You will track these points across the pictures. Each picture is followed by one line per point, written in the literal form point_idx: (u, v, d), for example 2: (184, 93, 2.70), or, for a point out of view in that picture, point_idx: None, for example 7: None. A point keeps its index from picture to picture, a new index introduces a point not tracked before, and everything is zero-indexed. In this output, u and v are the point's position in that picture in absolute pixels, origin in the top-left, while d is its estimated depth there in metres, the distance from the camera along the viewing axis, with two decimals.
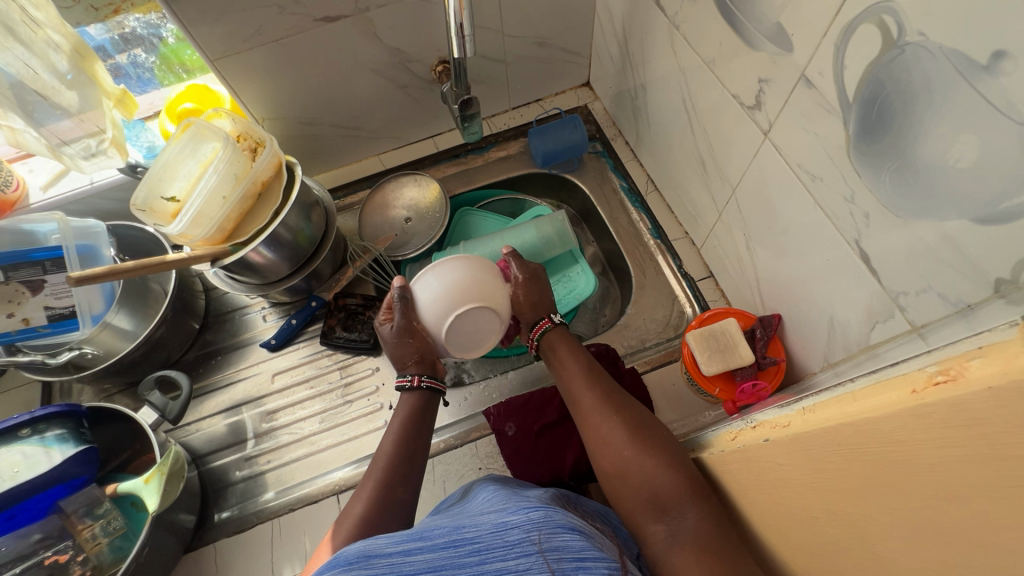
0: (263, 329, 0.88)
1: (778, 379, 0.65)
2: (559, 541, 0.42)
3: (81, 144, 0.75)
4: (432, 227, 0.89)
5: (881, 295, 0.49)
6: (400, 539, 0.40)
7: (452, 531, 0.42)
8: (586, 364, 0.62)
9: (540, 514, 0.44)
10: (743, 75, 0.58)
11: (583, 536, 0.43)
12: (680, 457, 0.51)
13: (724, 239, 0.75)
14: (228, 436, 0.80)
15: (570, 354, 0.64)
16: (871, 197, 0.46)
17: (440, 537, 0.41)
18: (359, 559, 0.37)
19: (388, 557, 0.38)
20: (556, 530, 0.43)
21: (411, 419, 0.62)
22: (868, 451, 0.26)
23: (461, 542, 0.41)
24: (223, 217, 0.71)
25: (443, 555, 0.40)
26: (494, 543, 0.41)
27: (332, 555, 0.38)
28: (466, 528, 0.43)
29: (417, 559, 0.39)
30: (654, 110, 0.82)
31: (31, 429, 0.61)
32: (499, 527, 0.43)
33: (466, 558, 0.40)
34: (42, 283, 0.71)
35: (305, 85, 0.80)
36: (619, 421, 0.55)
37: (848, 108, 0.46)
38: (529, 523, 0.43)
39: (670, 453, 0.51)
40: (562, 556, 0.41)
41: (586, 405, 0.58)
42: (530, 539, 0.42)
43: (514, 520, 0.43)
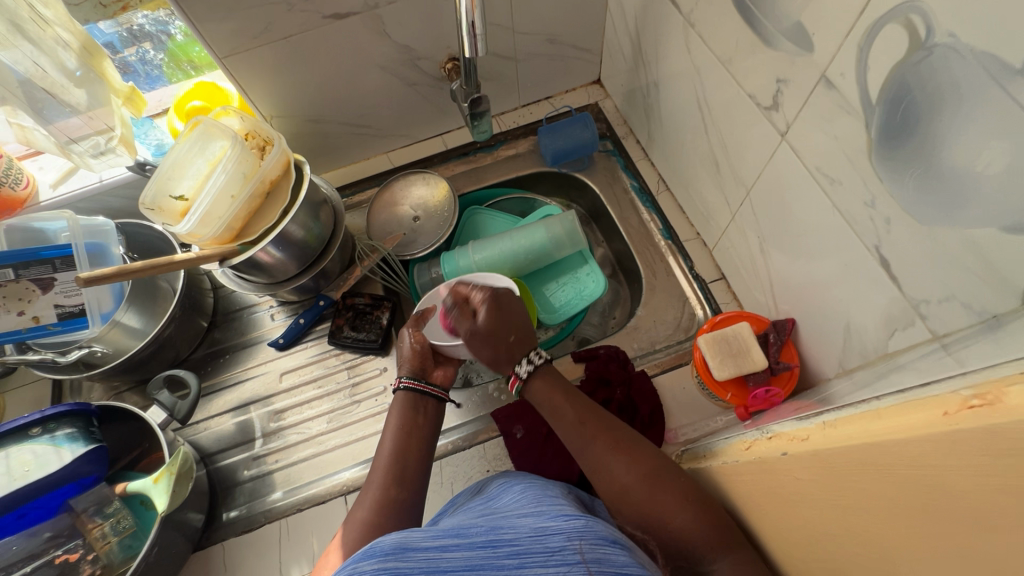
0: (271, 327, 0.88)
1: (791, 385, 0.64)
2: (600, 553, 0.41)
3: (90, 141, 0.75)
4: (440, 226, 0.88)
5: (901, 303, 0.48)
6: (437, 535, 0.40)
7: (490, 531, 0.42)
8: (584, 410, 0.58)
9: (583, 522, 0.43)
10: (759, 74, 0.57)
11: (625, 549, 0.42)
12: (701, 500, 0.49)
13: (737, 242, 0.74)
14: (236, 435, 0.80)
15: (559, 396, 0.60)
16: (893, 202, 0.45)
17: (478, 536, 0.41)
18: (396, 551, 0.37)
19: (425, 552, 0.38)
20: (598, 540, 0.42)
21: (408, 423, 0.60)
22: (894, 473, 0.25)
23: (500, 543, 0.40)
24: (232, 216, 0.70)
25: (479, 555, 0.39)
26: (533, 548, 0.40)
27: (369, 545, 0.38)
28: (504, 530, 0.42)
29: (455, 554, 0.39)
30: (666, 108, 0.81)
31: (42, 428, 0.61)
32: (539, 532, 0.42)
33: (504, 559, 0.39)
34: (51, 281, 0.71)
35: (314, 82, 0.79)
36: (630, 470, 0.53)
37: (870, 110, 0.44)
38: (571, 530, 0.42)
39: (692, 497, 0.49)
40: (603, 569, 0.40)
41: (592, 455, 0.55)
42: (572, 546, 0.41)
43: (556, 525, 0.42)
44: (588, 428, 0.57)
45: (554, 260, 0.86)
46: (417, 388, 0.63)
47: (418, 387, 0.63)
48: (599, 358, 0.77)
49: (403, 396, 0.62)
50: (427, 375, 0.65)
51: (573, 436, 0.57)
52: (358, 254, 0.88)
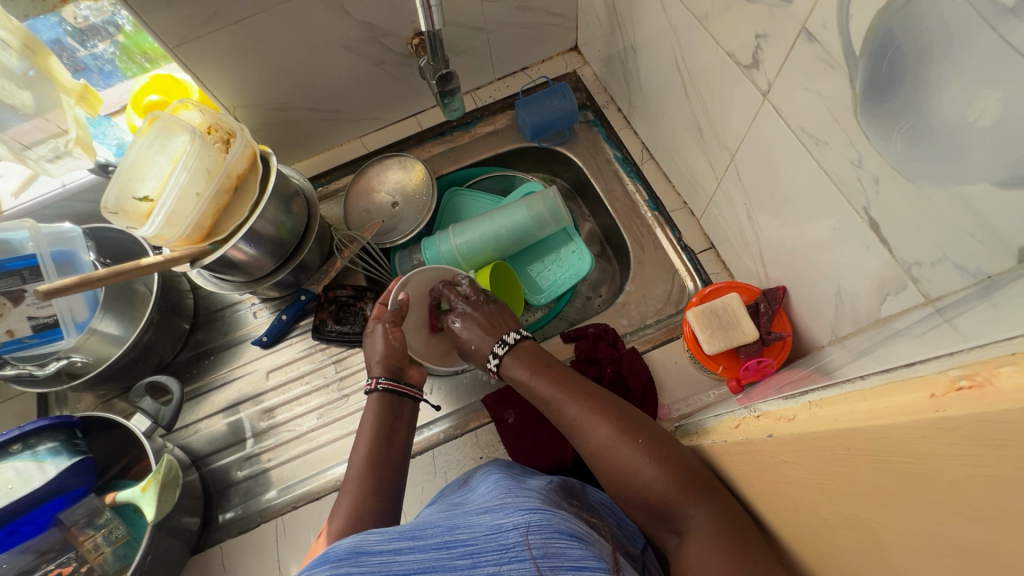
0: (255, 325, 0.86)
1: (784, 355, 0.63)
2: (555, 548, 0.41)
3: (46, 146, 0.71)
4: (420, 211, 0.85)
5: (892, 266, 0.46)
6: (392, 536, 0.39)
7: (446, 530, 0.41)
8: (558, 377, 0.58)
9: (538, 517, 0.43)
10: (737, 31, 0.53)
11: (582, 542, 0.43)
12: (672, 454, 0.48)
13: (724, 208, 0.71)
14: (228, 435, 0.79)
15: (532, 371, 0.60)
16: (881, 159, 0.43)
17: (433, 536, 0.40)
18: (349, 556, 0.36)
19: (380, 555, 0.37)
20: (553, 536, 0.42)
21: (383, 428, 0.60)
22: (883, 459, 0.23)
23: (454, 544, 0.40)
24: (199, 215, 0.68)
25: (434, 556, 0.39)
26: (488, 546, 0.40)
27: (323, 551, 0.37)
28: (460, 529, 0.41)
29: (408, 558, 0.38)
30: (646, 73, 0.77)
31: (22, 444, 0.60)
32: (494, 529, 0.42)
33: (458, 560, 0.38)
34: (23, 293, 0.70)
35: (275, 68, 0.75)
36: (606, 428, 0.52)
37: (854, 63, 0.41)
38: (524, 526, 0.42)
39: (665, 454, 0.48)
40: (556, 564, 0.40)
41: (568, 418, 0.55)
42: (525, 543, 0.41)
43: (509, 522, 0.42)
44: (562, 393, 0.56)
45: (536, 239, 0.84)
46: (395, 389, 0.62)
47: (396, 387, 0.62)
48: (588, 337, 0.75)
49: (378, 402, 0.61)
50: (404, 374, 0.65)
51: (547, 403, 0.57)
52: (337, 244, 0.85)
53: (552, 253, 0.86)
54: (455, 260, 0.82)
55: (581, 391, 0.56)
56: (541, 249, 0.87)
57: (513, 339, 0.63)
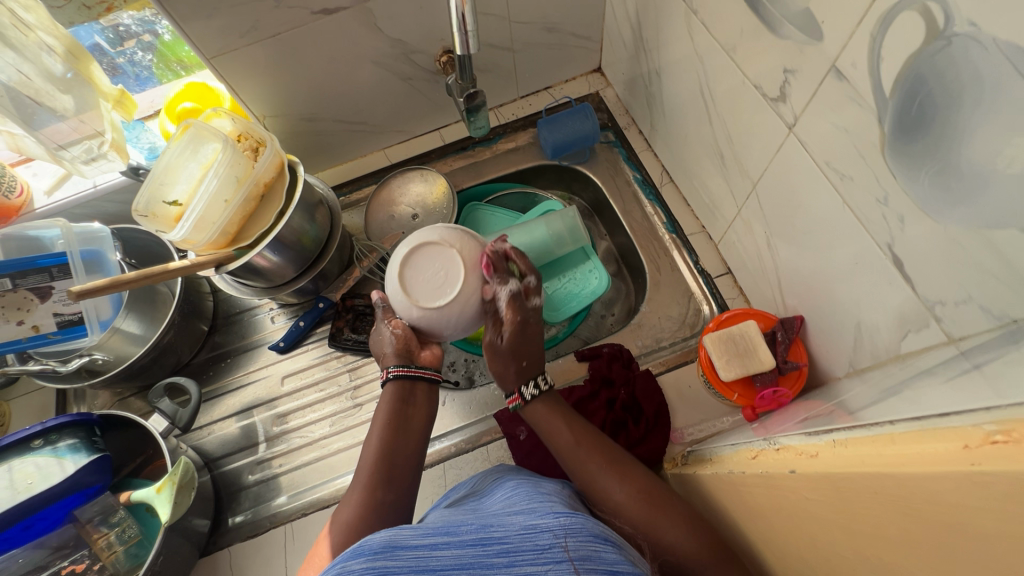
0: (272, 330, 0.87)
1: (800, 385, 0.62)
2: (589, 550, 0.41)
3: (81, 146, 0.73)
4: (439, 224, 0.86)
5: (915, 304, 0.46)
6: (427, 533, 0.40)
7: (480, 529, 0.42)
8: (582, 430, 0.58)
9: (570, 520, 0.44)
10: (764, 64, 0.54)
11: (615, 547, 0.43)
12: (697, 519, 0.51)
13: (744, 235, 0.72)
14: (241, 439, 0.79)
15: (555, 418, 0.59)
16: (906, 198, 0.43)
17: (468, 534, 0.41)
18: (385, 550, 0.37)
19: (415, 551, 0.38)
20: (588, 540, 0.42)
21: (396, 417, 0.60)
22: (912, 503, 0.24)
23: (490, 541, 0.40)
24: (226, 221, 0.69)
25: (470, 553, 0.39)
26: (524, 546, 0.40)
27: (357, 544, 0.37)
28: (494, 528, 0.42)
29: (445, 552, 0.38)
30: (669, 97, 0.78)
31: (43, 439, 0.61)
32: (529, 529, 0.42)
33: (494, 557, 0.39)
34: (50, 290, 0.72)
35: (305, 81, 0.77)
36: (631, 489, 0.53)
37: (884, 104, 0.42)
38: (559, 529, 0.42)
39: (691, 519, 0.50)
40: (592, 566, 0.40)
41: (592, 475, 0.55)
42: (562, 545, 0.41)
43: (544, 524, 0.43)
44: (585, 449, 0.56)
45: (554, 256, 0.84)
46: (407, 373, 0.62)
47: (408, 372, 0.61)
48: (602, 357, 0.75)
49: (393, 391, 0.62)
50: (417, 358, 0.64)
51: (568, 454, 0.57)
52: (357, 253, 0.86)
53: (569, 270, 0.87)
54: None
55: (604, 449, 0.56)
56: (558, 266, 0.87)
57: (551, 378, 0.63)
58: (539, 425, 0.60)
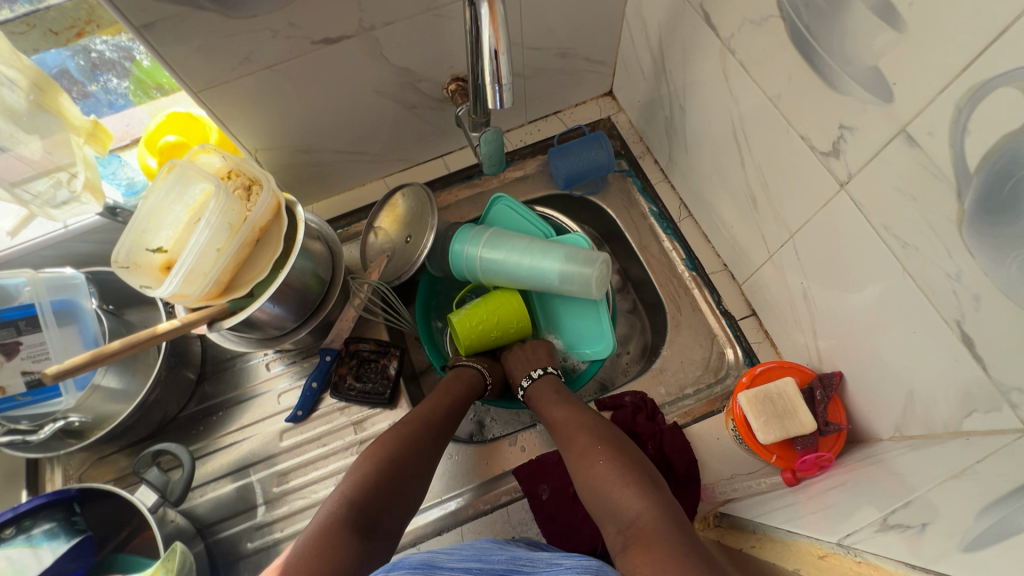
0: (267, 379, 0.80)
1: (839, 446, 0.60)
2: None
3: (48, 181, 0.64)
4: (423, 235, 0.78)
5: (985, 385, 0.43)
6: (461, 559, 0.51)
7: (512, 560, 0.52)
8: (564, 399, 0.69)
9: (602, 563, 0.50)
10: (815, 115, 0.50)
11: None
12: (637, 468, 0.57)
13: (774, 281, 0.68)
14: (237, 501, 0.73)
15: (543, 384, 0.73)
16: (986, 280, 0.40)
17: (500, 564, 0.51)
18: (424, 565, 0.47)
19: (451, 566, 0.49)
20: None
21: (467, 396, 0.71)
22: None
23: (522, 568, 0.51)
24: (219, 272, 0.62)
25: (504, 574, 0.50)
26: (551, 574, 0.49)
27: (398, 560, 0.48)
28: (525, 562, 0.52)
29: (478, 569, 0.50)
30: (693, 131, 0.74)
31: (16, 528, 0.56)
32: (556, 565, 0.50)
33: None
34: (17, 346, 0.65)
35: (302, 112, 0.71)
36: (585, 436, 0.62)
37: (966, 180, 0.38)
38: (589, 567, 0.49)
39: (628, 466, 0.57)
40: None
41: (559, 425, 0.66)
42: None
43: (572, 561, 0.51)
44: (559, 406, 0.68)
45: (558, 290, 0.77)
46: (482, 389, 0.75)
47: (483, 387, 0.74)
48: (626, 408, 0.72)
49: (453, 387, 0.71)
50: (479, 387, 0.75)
51: (548, 410, 0.69)
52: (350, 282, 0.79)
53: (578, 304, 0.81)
54: (475, 273, 0.78)
55: (575, 405, 0.67)
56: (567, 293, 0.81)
57: (537, 372, 0.73)
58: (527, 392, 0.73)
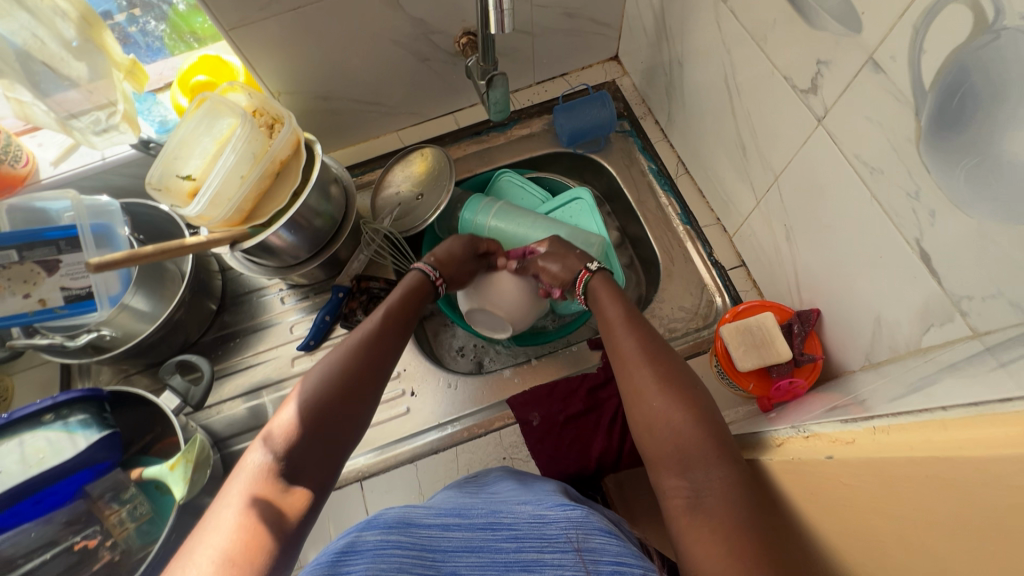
0: (281, 312, 0.86)
1: (814, 377, 0.63)
2: (595, 542, 0.43)
3: (90, 117, 0.72)
4: (438, 198, 0.83)
5: (941, 298, 0.47)
6: (438, 513, 0.44)
7: (490, 513, 0.45)
8: (637, 325, 0.62)
9: (580, 514, 0.46)
10: (796, 54, 0.54)
11: (618, 539, 0.45)
12: (712, 417, 0.51)
13: (761, 228, 0.72)
14: (249, 419, 0.78)
15: (614, 304, 0.66)
16: (940, 193, 0.43)
17: (479, 517, 0.44)
18: (398, 525, 0.41)
19: (427, 529, 0.42)
20: (592, 532, 0.44)
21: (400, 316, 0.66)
22: (976, 496, 0.24)
23: (499, 526, 0.43)
24: (242, 198, 0.68)
25: (479, 536, 0.43)
26: (532, 534, 0.43)
27: (371, 517, 0.42)
28: (504, 513, 0.45)
29: (455, 533, 0.42)
30: (690, 87, 0.78)
31: (54, 414, 0.60)
32: (537, 519, 0.45)
33: (503, 542, 0.42)
34: (57, 263, 0.70)
35: (322, 58, 0.76)
36: (654, 371, 0.56)
37: (922, 98, 0.42)
38: (568, 522, 0.45)
39: (704, 414, 0.51)
40: (596, 558, 0.41)
41: (626, 354, 0.59)
42: (568, 536, 0.43)
43: (553, 516, 0.45)
44: (625, 333, 0.62)
45: None
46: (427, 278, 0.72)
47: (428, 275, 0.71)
48: None
49: (388, 303, 0.66)
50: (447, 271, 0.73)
51: (612, 334, 0.63)
52: (360, 225, 0.84)
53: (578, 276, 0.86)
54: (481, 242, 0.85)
55: (645, 335, 0.61)
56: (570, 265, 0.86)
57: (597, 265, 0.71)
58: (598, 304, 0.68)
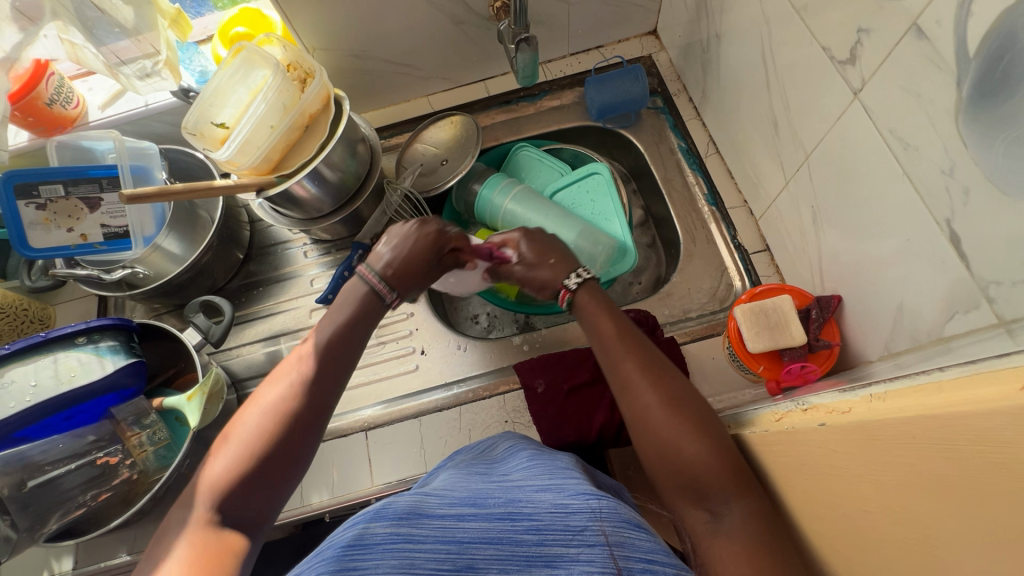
0: (304, 265, 0.89)
1: (829, 363, 0.62)
2: (622, 536, 0.38)
3: (137, 64, 0.76)
4: (456, 173, 0.84)
5: (967, 284, 0.44)
6: (452, 504, 0.39)
7: (507, 503, 0.40)
8: (632, 335, 0.55)
9: (605, 503, 0.40)
10: (836, 23, 0.52)
11: (648, 534, 0.40)
12: (725, 442, 0.47)
13: (788, 211, 0.70)
14: (266, 364, 0.81)
15: (602, 313, 0.59)
16: (975, 168, 0.41)
17: (496, 508, 0.39)
18: (408, 516, 0.36)
19: (440, 520, 0.37)
20: (621, 525, 0.39)
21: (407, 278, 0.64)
22: (965, 456, 0.24)
23: (519, 517, 0.38)
24: (270, 147, 0.70)
25: (497, 527, 0.38)
26: (554, 524, 0.38)
27: (379, 506, 0.37)
28: (523, 503, 0.40)
29: (473, 524, 0.37)
30: (727, 63, 0.75)
31: (86, 337, 0.62)
32: (560, 508, 0.40)
33: (523, 534, 0.37)
34: (99, 202, 0.74)
35: (357, 15, 0.77)
36: (656, 391, 0.50)
37: (965, 66, 0.40)
38: (591, 510, 0.40)
39: (717, 437, 0.47)
40: (626, 555, 0.37)
41: (623, 371, 0.53)
42: (598, 527, 0.38)
43: (575, 505, 0.40)
44: (620, 344, 0.55)
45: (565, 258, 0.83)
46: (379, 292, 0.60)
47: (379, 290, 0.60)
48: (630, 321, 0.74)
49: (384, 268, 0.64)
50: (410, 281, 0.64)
51: (603, 344, 0.56)
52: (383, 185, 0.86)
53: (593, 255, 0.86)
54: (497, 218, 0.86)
55: (642, 347, 0.54)
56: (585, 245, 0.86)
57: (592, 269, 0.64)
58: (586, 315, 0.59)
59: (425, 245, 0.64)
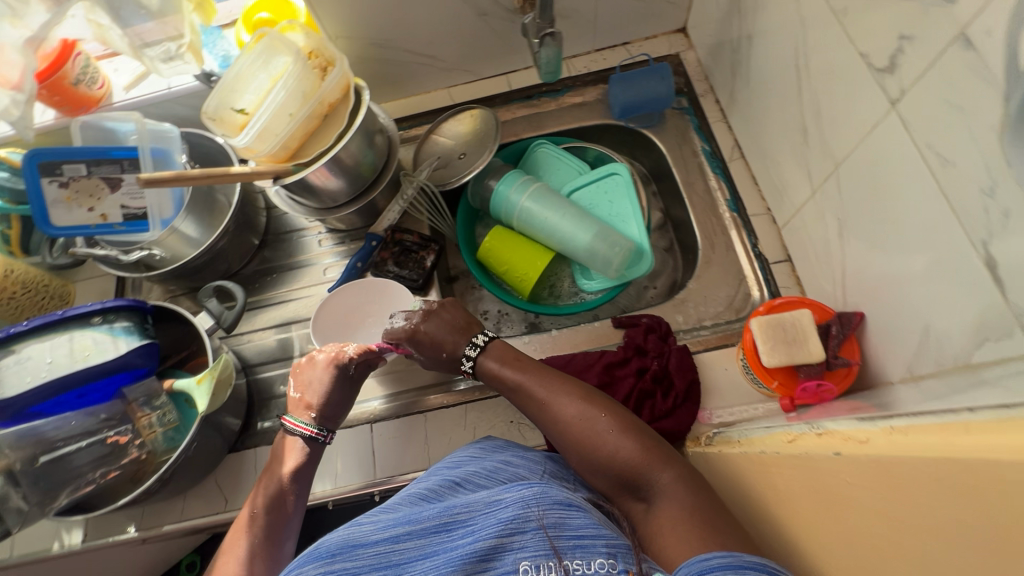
0: (318, 253, 0.89)
1: (847, 383, 0.60)
2: (557, 516, 0.43)
3: (161, 47, 0.75)
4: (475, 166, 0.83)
5: (1000, 310, 0.42)
6: (386, 525, 0.43)
7: (443, 511, 0.44)
8: (539, 368, 0.61)
9: (537, 489, 0.45)
10: (876, 28, 0.49)
11: (580, 509, 0.45)
12: (639, 430, 0.55)
13: (813, 221, 0.67)
14: (277, 350, 0.82)
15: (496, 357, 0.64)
16: (1017, 190, 0.39)
17: (430, 520, 0.44)
18: (340, 551, 0.41)
19: (375, 546, 0.41)
20: (553, 506, 0.44)
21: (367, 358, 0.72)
22: (991, 505, 0.22)
23: (453, 525, 0.43)
24: (288, 135, 0.69)
25: (432, 538, 0.42)
26: (485, 522, 0.43)
27: (314, 546, 0.42)
28: (459, 508, 0.45)
29: (407, 544, 0.42)
30: (757, 65, 0.73)
31: (101, 317, 0.64)
32: (493, 504, 0.44)
33: (458, 539, 0.42)
34: (119, 181, 0.75)
35: (381, 4, 0.76)
36: (572, 409, 0.57)
37: (1015, 80, 0.37)
38: (523, 501, 0.44)
39: (629, 428, 0.54)
40: (558, 534, 0.42)
41: (540, 401, 0.59)
42: (529, 515, 0.43)
43: (508, 498, 0.44)
44: (530, 377, 0.61)
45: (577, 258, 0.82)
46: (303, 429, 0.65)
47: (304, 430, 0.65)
48: (640, 326, 0.74)
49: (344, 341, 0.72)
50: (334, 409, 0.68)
51: (512, 386, 0.62)
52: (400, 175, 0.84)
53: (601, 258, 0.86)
54: (511, 215, 0.84)
55: (549, 376, 0.60)
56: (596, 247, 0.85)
57: (483, 341, 0.66)
58: (488, 369, 0.64)
59: (331, 377, 0.67)
